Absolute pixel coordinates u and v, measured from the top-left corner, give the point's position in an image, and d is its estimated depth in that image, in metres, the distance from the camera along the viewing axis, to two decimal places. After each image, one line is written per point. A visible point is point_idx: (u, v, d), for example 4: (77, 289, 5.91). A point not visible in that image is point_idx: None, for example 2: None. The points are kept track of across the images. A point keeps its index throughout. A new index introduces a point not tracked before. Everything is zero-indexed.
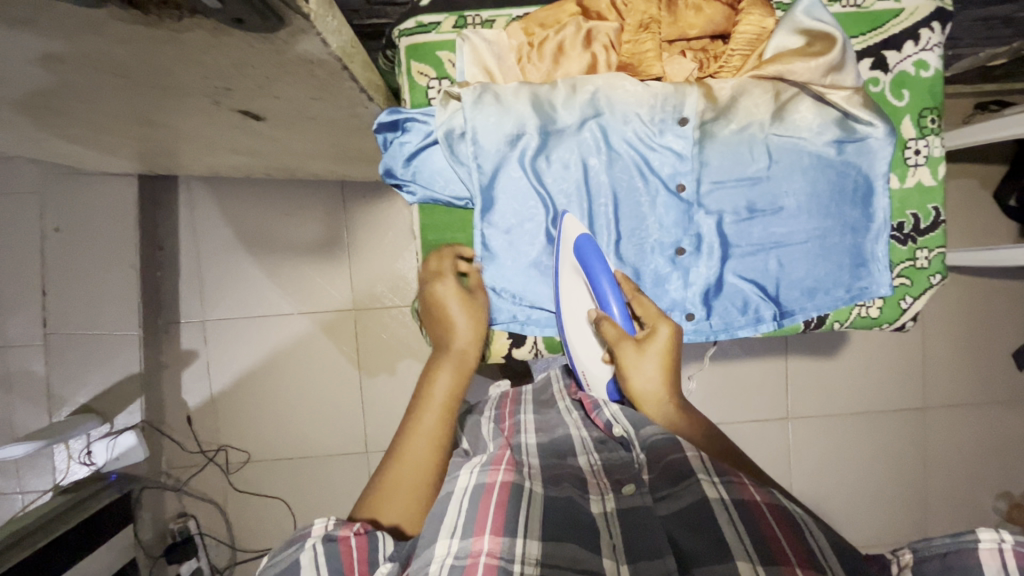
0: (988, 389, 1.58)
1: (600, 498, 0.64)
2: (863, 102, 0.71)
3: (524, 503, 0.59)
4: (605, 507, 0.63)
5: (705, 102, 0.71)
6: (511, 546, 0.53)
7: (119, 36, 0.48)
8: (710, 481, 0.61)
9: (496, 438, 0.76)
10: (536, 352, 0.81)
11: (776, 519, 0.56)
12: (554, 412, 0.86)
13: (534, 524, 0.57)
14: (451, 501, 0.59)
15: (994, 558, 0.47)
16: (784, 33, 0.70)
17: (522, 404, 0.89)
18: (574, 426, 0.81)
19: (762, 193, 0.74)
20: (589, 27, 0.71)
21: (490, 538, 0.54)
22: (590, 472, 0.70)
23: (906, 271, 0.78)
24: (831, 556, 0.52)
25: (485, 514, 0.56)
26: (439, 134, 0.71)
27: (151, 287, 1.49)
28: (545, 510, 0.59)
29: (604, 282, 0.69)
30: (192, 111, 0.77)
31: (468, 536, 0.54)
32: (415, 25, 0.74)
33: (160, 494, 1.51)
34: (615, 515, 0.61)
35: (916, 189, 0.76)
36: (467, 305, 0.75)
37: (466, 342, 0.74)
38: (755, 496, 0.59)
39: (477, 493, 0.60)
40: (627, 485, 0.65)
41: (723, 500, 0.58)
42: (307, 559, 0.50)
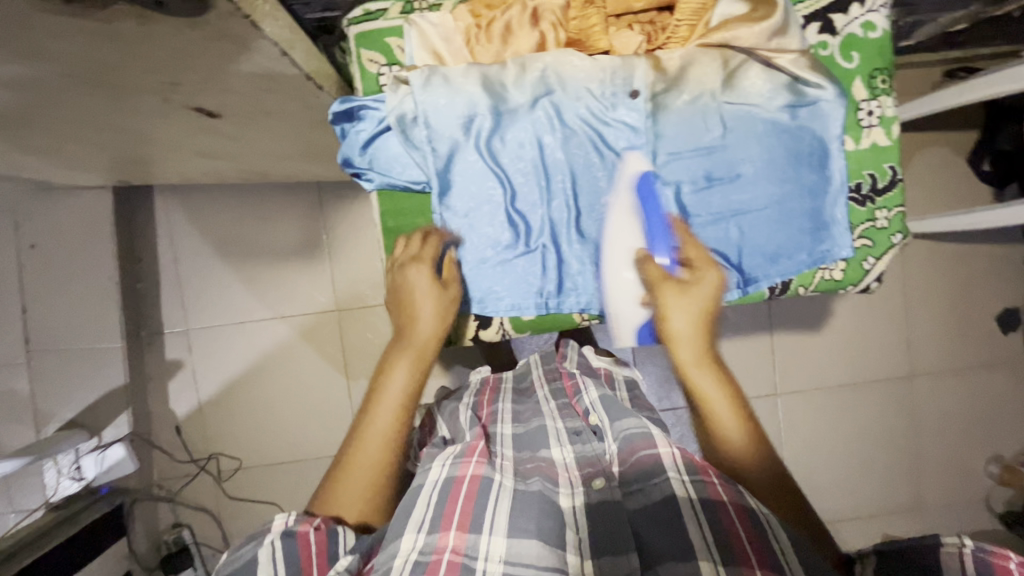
0: (973, 354, 1.59)
1: (569, 492, 0.65)
2: (809, 64, 0.72)
3: (493, 495, 0.61)
4: (574, 501, 0.64)
5: (654, 74, 0.72)
6: (475, 544, 0.56)
7: (51, 33, 0.48)
8: (679, 480, 0.61)
9: (472, 428, 0.77)
10: (503, 333, 0.80)
11: (741, 517, 0.56)
12: (532, 400, 0.88)
13: (502, 520, 0.58)
14: (420, 495, 0.61)
15: (954, 560, 0.53)
16: (727, 1, 0.72)
17: (501, 393, 0.91)
18: (551, 415, 0.81)
19: (719, 161, 0.74)
20: (534, 6, 0.72)
21: (455, 535, 0.56)
22: (564, 465, 0.71)
23: (866, 232, 0.78)
24: (792, 556, 0.52)
25: (453, 508, 0.59)
26: (392, 121, 0.72)
27: (132, 299, 1.49)
28: (514, 501, 0.61)
29: (656, 221, 0.73)
30: (147, 113, 0.77)
31: (435, 531, 0.57)
32: (363, 13, 0.75)
33: (152, 506, 1.51)
34: (584, 510, 0.62)
35: (871, 150, 0.77)
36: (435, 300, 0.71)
37: (428, 324, 0.70)
38: (722, 495, 0.58)
39: (447, 485, 0.61)
40: (597, 479, 0.66)
41: (691, 500, 0.58)
42: (264, 554, 0.53)
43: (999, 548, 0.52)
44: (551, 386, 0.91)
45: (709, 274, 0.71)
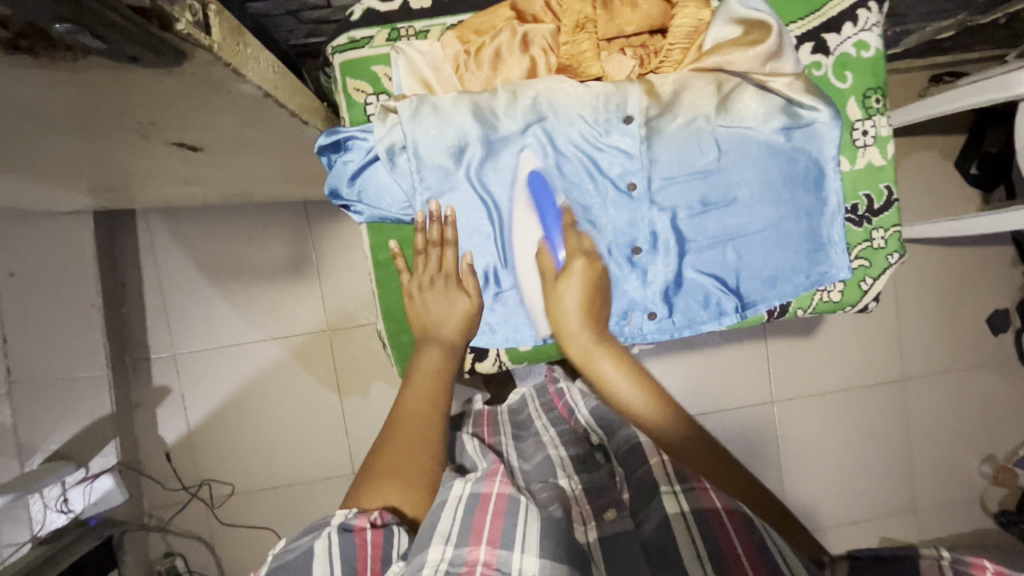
0: (966, 355, 1.60)
1: (583, 526, 0.60)
2: (805, 87, 0.71)
3: (523, 515, 0.56)
4: (588, 535, 0.58)
5: (648, 99, 0.70)
6: (508, 560, 0.51)
7: (20, 84, 0.46)
8: (672, 494, 0.59)
9: (484, 455, 0.73)
10: (500, 364, 0.83)
11: (734, 526, 0.54)
12: (530, 432, 0.86)
13: (533, 539, 0.53)
14: (444, 509, 0.56)
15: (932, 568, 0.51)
16: (720, 24, 0.70)
17: (500, 427, 0.88)
18: (552, 444, 0.77)
19: (714, 185, 0.73)
20: (524, 32, 0.70)
21: (486, 550, 0.52)
22: (573, 497, 0.65)
23: (863, 253, 0.78)
24: (791, 559, 0.51)
25: (480, 524, 0.54)
26: (380, 151, 0.70)
27: (116, 324, 1.45)
28: (543, 523, 0.56)
29: (549, 213, 0.73)
30: (126, 147, 0.74)
31: (464, 544, 0.53)
32: (348, 41, 0.73)
33: (143, 535, 1.47)
34: (599, 546, 0.57)
35: (866, 170, 0.76)
36: (460, 301, 0.74)
37: (452, 327, 0.74)
38: (714, 502, 0.56)
39: (472, 502, 0.57)
40: (609, 510, 0.62)
41: (684, 514, 0.56)
42: (321, 547, 0.51)
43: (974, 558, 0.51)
44: (549, 415, 0.89)
45: (582, 265, 0.73)
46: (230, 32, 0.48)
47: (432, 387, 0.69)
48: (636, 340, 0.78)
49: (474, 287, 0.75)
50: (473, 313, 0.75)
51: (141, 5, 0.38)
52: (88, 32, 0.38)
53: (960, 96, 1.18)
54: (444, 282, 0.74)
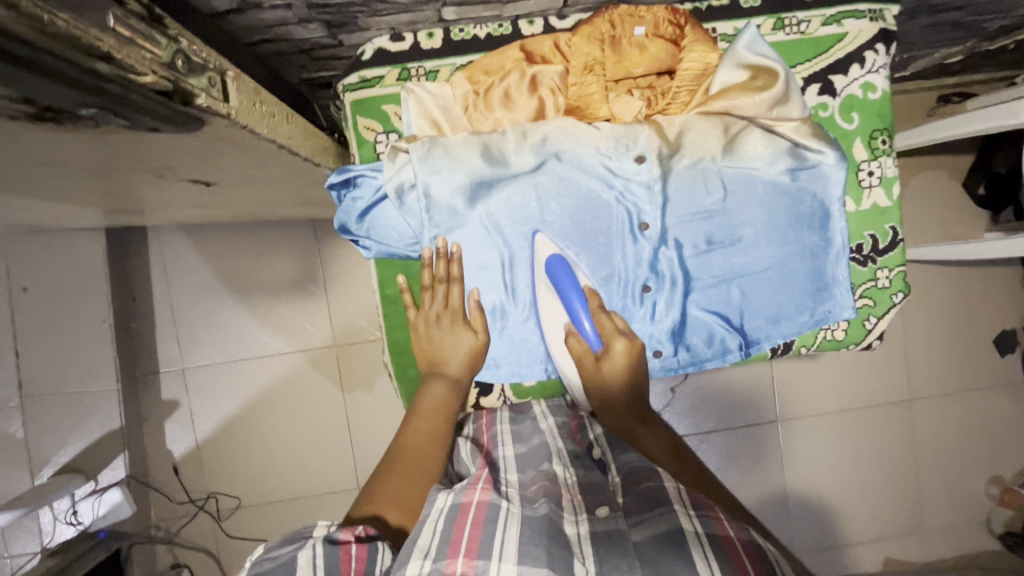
0: (972, 376, 1.59)
1: (573, 519, 0.62)
2: (811, 131, 0.72)
3: (502, 524, 0.57)
4: (579, 528, 0.60)
5: (658, 140, 0.71)
6: (485, 568, 0.53)
7: (45, 144, 0.48)
8: (687, 515, 0.59)
9: (474, 459, 0.75)
10: (503, 398, 0.92)
11: (748, 555, 0.55)
12: (529, 419, 0.86)
13: (511, 546, 0.55)
14: (426, 523, 0.58)
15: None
16: (728, 68, 0.71)
17: (499, 416, 0.88)
18: (550, 433, 0.80)
19: (720, 225, 0.74)
20: (533, 73, 0.71)
21: (463, 561, 0.53)
22: (564, 485, 0.68)
23: (868, 292, 0.78)
24: None
25: (460, 535, 0.56)
26: (389, 190, 0.70)
27: (127, 338, 1.47)
28: (523, 527, 0.57)
29: (575, 302, 0.70)
30: (139, 181, 0.75)
31: (441, 558, 0.54)
32: (359, 79, 0.74)
33: (151, 547, 1.49)
34: (588, 538, 0.59)
35: (871, 211, 0.77)
36: (466, 336, 0.74)
37: (458, 364, 0.75)
38: (729, 531, 0.58)
39: (453, 513, 0.59)
40: (602, 507, 0.64)
41: (698, 533, 0.57)
42: (305, 556, 0.52)
43: None
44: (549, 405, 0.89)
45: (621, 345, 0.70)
46: (245, 91, 0.53)
47: (437, 420, 0.71)
48: None
49: (484, 325, 0.75)
50: (479, 350, 0.75)
51: (166, 88, 0.42)
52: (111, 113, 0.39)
53: (966, 122, 1.18)
54: (450, 318, 0.75)
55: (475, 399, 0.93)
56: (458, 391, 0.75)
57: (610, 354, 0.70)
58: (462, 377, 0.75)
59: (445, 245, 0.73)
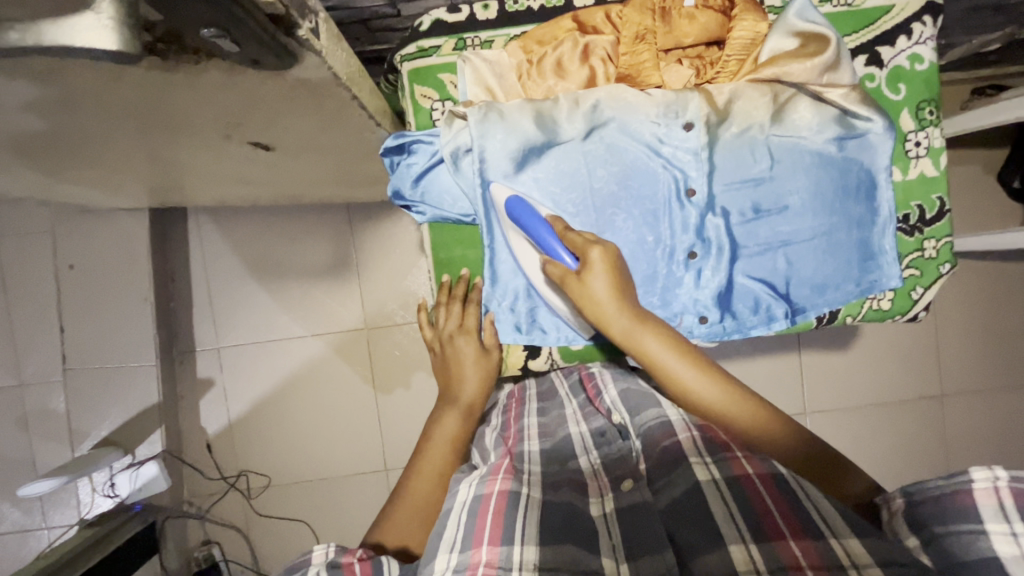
0: (1005, 373, 1.57)
1: (600, 499, 0.62)
2: (860, 98, 0.73)
3: (523, 511, 0.57)
4: (604, 507, 0.61)
5: (707, 107, 0.72)
6: (508, 555, 0.52)
7: (139, 84, 0.51)
8: (701, 462, 0.58)
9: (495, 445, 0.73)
10: (551, 361, 0.93)
11: (769, 491, 0.53)
12: (557, 404, 0.86)
13: (532, 530, 0.55)
14: (449, 518, 0.58)
15: (991, 496, 0.43)
16: (779, 37, 0.71)
17: (527, 406, 0.87)
18: (574, 420, 0.79)
19: (766, 193, 0.75)
20: (586, 42, 0.73)
21: (487, 549, 0.52)
22: (589, 470, 0.68)
23: (915, 262, 0.78)
24: (830, 517, 0.49)
25: (482, 526, 0.55)
26: (446, 153, 0.73)
27: (166, 317, 1.51)
28: (542, 514, 0.57)
29: (537, 229, 0.69)
30: (203, 146, 0.79)
31: (467, 549, 0.53)
32: (416, 49, 0.76)
33: (184, 522, 1.52)
34: (614, 518, 0.59)
35: (919, 180, 0.77)
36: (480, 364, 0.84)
37: (472, 390, 0.81)
38: (748, 469, 0.56)
39: (476, 505, 0.58)
40: (625, 480, 0.63)
41: (716, 483, 0.55)
42: None
43: None
44: (573, 388, 0.89)
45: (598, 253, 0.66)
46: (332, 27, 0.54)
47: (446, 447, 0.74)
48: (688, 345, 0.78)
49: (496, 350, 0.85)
50: (489, 374, 0.83)
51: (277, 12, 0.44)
52: (227, 36, 0.43)
53: (1004, 110, 1.18)
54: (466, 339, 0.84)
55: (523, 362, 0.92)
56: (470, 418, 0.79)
57: (586, 264, 0.67)
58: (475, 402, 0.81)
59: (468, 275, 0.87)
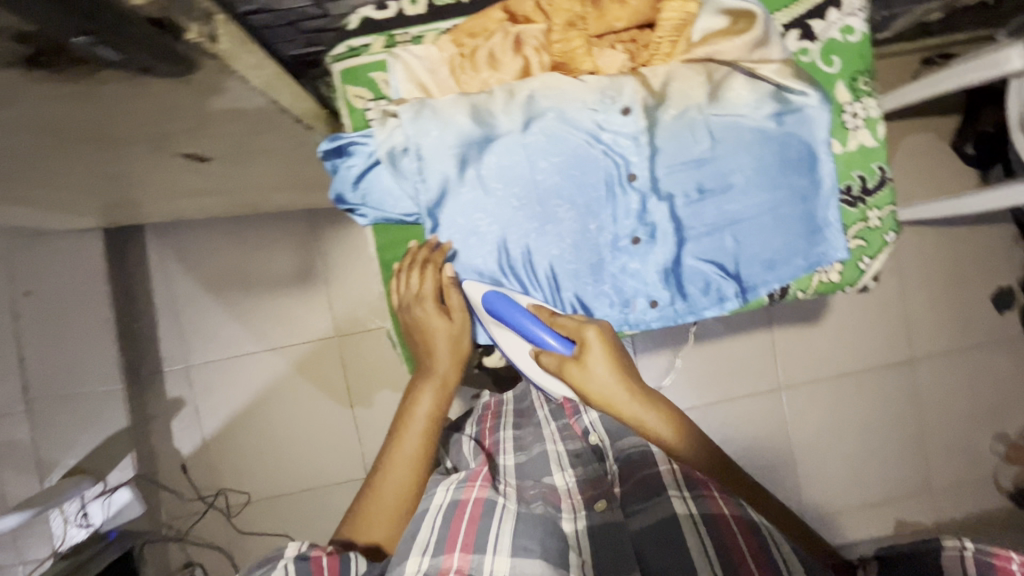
0: (971, 334, 1.60)
1: (572, 516, 0.70)
2: (793, 73, 0.73)
3: (495, 518, 0.65)
4: (576, 524, 0.68)
5: (643, 90, 0.72)
6: (479, 563, 0.60)
7: (41, 100, 0.49)
8: (680, 498, 0.66)
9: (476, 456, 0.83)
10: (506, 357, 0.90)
11: (742, 532, 0.62)
12: (533, 424, 0.95)
13: (506, 540, 0.62)
14: (426, 518, 0.67)
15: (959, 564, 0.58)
16: (708, 15, 0.71)
17: (502, 420, 0.97)
18: (552, 438, 0.88)
19: (710, 173, 0.75)
20: (516, 32, 0.71)
21: (459, 556, 0.61)
22: (565, 490, 0.76)
23: (860, 233, 0.79)
24: (792, 562, 0.58)
25: (456, 532, 0.64)
26: (381, 155, 0.72)
27: (130, 338, 1.47)
28: (518, 523, 0.65)
29: (525, 322, 0.72)
30: (137, 161, 0.76)
31: (439, 554, 0.62)
32: (346, 49, 0.74)
33: (163, 546, 1.49)
34: (585, 534, 0.66)
35: (858, 151, 0.77)
36: (447, 329, 0.77)
37: (444, 360, 0.78)
38: (722, 509, 0.64)
39: (451, 509, 0.68)
40: (599, 501, 0.71)
41: (692, 515, 0.64)
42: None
43: (998, 552, 0.58)
44: (551, 407, 0.97)
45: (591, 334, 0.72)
46: (235, 34, 0.53)
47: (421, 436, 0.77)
48: (642, 331, 0.78)
49: (461, 316, 0.77)
50: (461, 352, 0.79)
51: (156, 18, 0.43)
52: (106, 44, 0.41)
53: (951, 77, 1.19)
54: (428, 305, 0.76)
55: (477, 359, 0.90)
56: (445, 395, 0.79)
57: (585, 348, 0.71)
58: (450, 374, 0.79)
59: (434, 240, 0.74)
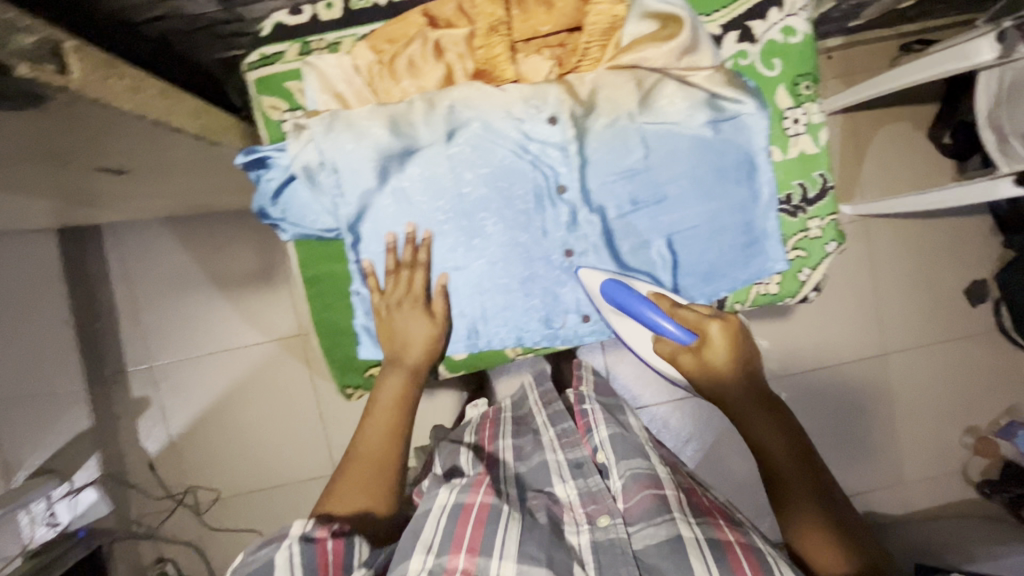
0: (944, 328, 1.58)
1: (575, 529, 0.76)
2: (725, 79, 0.70)
3: (501, 525, 0.67)
4: (581, 539, 0.74)
5: (570, 99, 0.70)
6: (485, 565, 0.63)
7: None
8: (684, 522, 0.70)
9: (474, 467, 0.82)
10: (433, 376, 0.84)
11: (744, 553, 0.65)
12: (531, 431, 0.94)
13: (512, 545, 0.65)
14: (429, 518, 0.69)
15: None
16: (635, 19, 0.70)
17: (500, 424, 0.96)
18: (551, 447, 0.89)
19: (643, 184, 0.72)
20: (436, 38, 0.69)
21: (465, 557, 0.64)
22: (565, 504, 0.80)
23: (800, 243, 0.77)
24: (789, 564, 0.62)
25: (462, 533, 0.66)
26: (297, 170, 0.70)
27: (92, 339, 1.46)
28: (522, 532, 0.68)
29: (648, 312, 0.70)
30: (51, 176, 0.74)
31: (445, 553, 0.64)
32: (259, 58, 0.75)
33: (133, 544, 1.49)
34: (588, 547, 0.72)
35: (799, 159, 0.76)
36: (424, 323, 0.73)
37: (418, 352, 0.73)
38: (727, 536, 0.69)
39: (454, 512, 0.69)
40: (602, 516, 0.76)
41: (698, 538, 0.68)
42: (283, 557, 0.58)
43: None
44: (549, 411, 0.98)
45: (715, 327, 0.71)
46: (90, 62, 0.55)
47: (395, 416, 0.72)
48: (577, 345, 0.78)
49: (444, 311, 0.74)
50: (438, 332, 0.74)
51: None
52: None
53: (913, 71, 1.15)
54: (411, 303, 0.73)
55: None
56: (417, 380, 0.74)
57: (707, 341, 0.71)
58: (422, 363, 0.74)
59: (412, 229, 0.72)
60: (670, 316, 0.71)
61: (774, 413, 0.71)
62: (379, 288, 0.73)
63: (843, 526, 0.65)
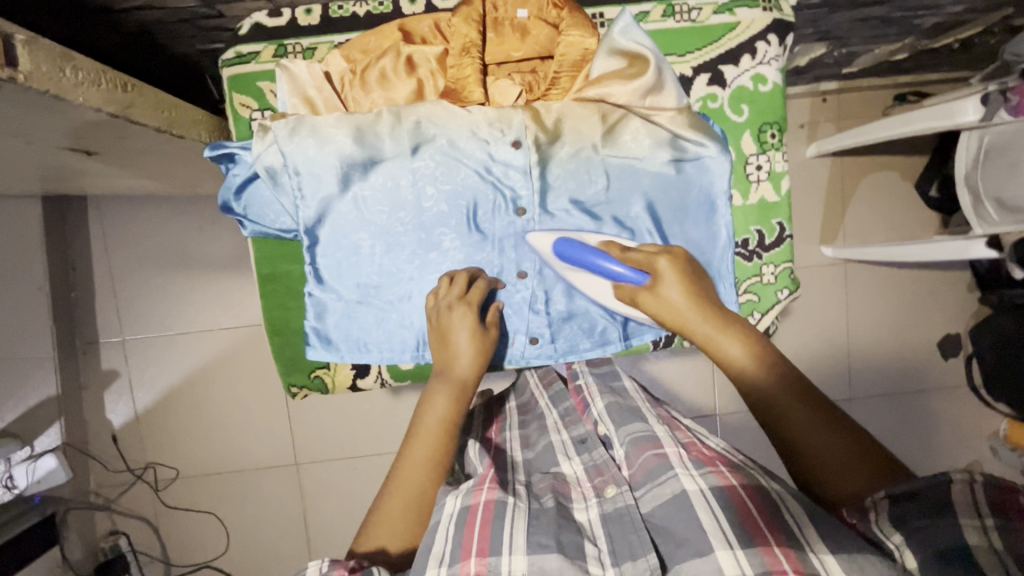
0: (913, 379, 1.59)
1: (584, 505, 0.69)
2: (687, 121, 0.77)
3: (509, 519, 0.61)
4: (589, 515, 0.67)
5: (534, 124, 0.76)
6: (497, 564, 0.57)
7: None
8: (688, 475, 0.64)
9: (481, 459, 0.78)
10: (381, 380, 0.91)
11: (751, 497, 0.60)
12: (536, 416, 0.94)
13: (520, 537, 0.59)
14: (438, 529, 0.62)
15: None
16: (604, 56, 0.76)
17: (507, 419, 0.98)
18: (555, 429, 0.86)
19: (605, 214, 0.78)
20: (408, 53, 0.79)
21: (476, 561, 0.57)
22: (573, 481, 0.75)
23: (753, 287, 0.85)
24: (805, 521, 0.56)
25: (470, 538, 0.59)
26: (259, 169, 0.75)
27: (66, 309, 1.47)
28: (531, 520, 0.62)
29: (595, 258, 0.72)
30: (25, 148, 0.76)
31: (456, 562, 0.57)
32: (234, 55, 0.83)
33: (88, 513, 1.50)
34: (597, 520, 0.65)
35: (758, 205, 0.84)
36: (473, 338, 0.75)
37: (467, 369, 0.75)
38: (731, 482, 0.62)
39: (462, 517, 0.62)
40: (608, 487, 0.69)
41: (704, 491, 0.61)
42: None
43: None
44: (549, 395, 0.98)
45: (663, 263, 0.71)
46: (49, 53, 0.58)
47: (437, 440, 0.71)
48: (522, 365, 0.85)
49: (493, 331, 0.78)
50: (484, 348, 0.76)
51: None
52: None
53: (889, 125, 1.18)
54: (462, 314, 0.75)
55: (350, 381, 0.91)
56: (463, 396, 0.74)
57: (657, 277, 0.71)
58: (470, 379, 0.75)
59: (462, 273, 0.77)
60: (620, 260, 0.72)
61: (824, 414, 0.63)
62: (435, 294, 0.78)
63: (866, 455, 0.60)
